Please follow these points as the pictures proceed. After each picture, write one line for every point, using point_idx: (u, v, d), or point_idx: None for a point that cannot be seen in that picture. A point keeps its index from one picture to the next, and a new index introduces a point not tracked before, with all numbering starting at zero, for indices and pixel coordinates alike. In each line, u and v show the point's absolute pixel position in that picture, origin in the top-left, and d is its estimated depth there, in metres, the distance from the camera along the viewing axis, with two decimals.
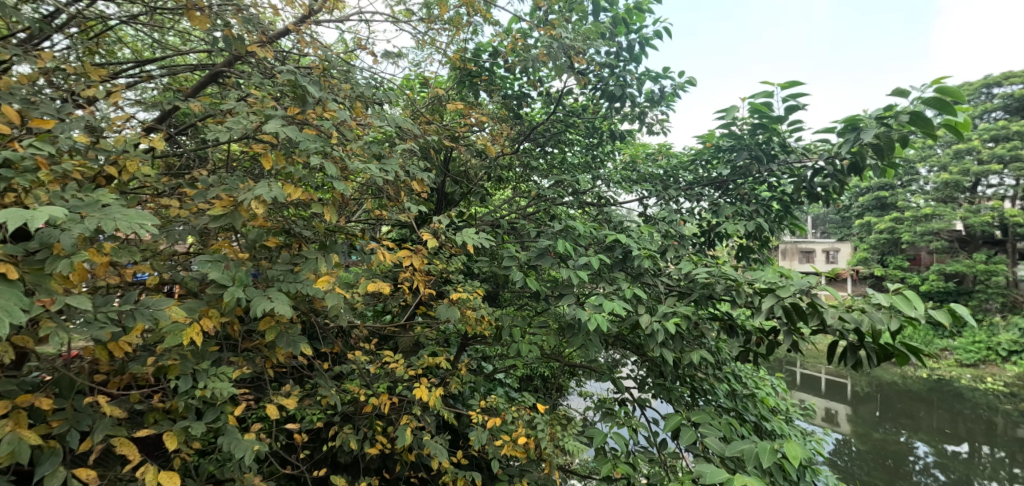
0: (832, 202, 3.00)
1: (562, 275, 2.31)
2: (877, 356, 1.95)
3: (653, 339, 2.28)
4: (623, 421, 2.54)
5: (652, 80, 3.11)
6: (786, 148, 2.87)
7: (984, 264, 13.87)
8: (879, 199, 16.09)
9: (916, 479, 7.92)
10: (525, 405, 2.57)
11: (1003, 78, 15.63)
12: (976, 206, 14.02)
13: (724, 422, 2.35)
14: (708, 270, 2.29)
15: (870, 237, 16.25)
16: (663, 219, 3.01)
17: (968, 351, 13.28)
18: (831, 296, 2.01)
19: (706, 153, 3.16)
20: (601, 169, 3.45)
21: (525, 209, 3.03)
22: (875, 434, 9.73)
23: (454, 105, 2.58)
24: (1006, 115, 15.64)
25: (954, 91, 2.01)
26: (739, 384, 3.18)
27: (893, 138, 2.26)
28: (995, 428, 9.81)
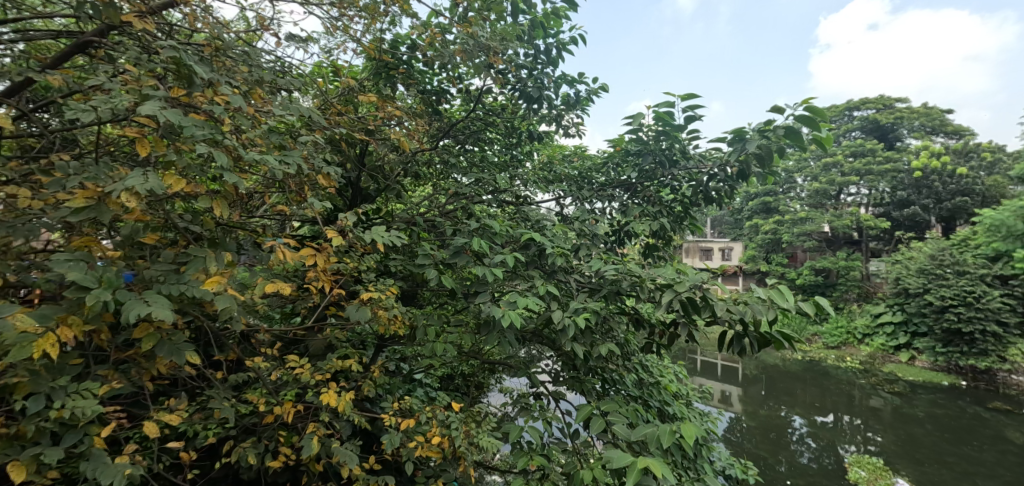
0: (725, 205, 3.30)
1: (478, 273, 2.30)
2: (758, 342, 2.17)
3: (566, 334, 2.36)
4: (538, 415, 2.60)
5: (568, 84, 3.21)
6: (686, 155, 3.10)
7: (845, 261, 16.05)
8: (764, 204, 18.03)
9: (794, 448, 9.00)
10: (441, 404, 2.54)
11: (861, 102, 18.19)
12: (840, 211, 16.18)
13: (631, 409, 2.49)
14: (616, 267, 2.41)
15: (757, 237, 18.13)
16: (578, 219, 3.12)
17: (832, 335, 15.29)
18: (721, 290, 2.20)
19: (617, 157, 3.33)
20: (519, 168, 3.50)
21: (444, 207, 2.99)
22: (761, 411, 10.89)
23: (367, 96, 2.44)
24: (863, 134, 18.22)
25: (820, 111, 2.30)
26: (645, 373, 3.39)
27: (772, 149, 2.53)
28: (853, 399, 11.40)
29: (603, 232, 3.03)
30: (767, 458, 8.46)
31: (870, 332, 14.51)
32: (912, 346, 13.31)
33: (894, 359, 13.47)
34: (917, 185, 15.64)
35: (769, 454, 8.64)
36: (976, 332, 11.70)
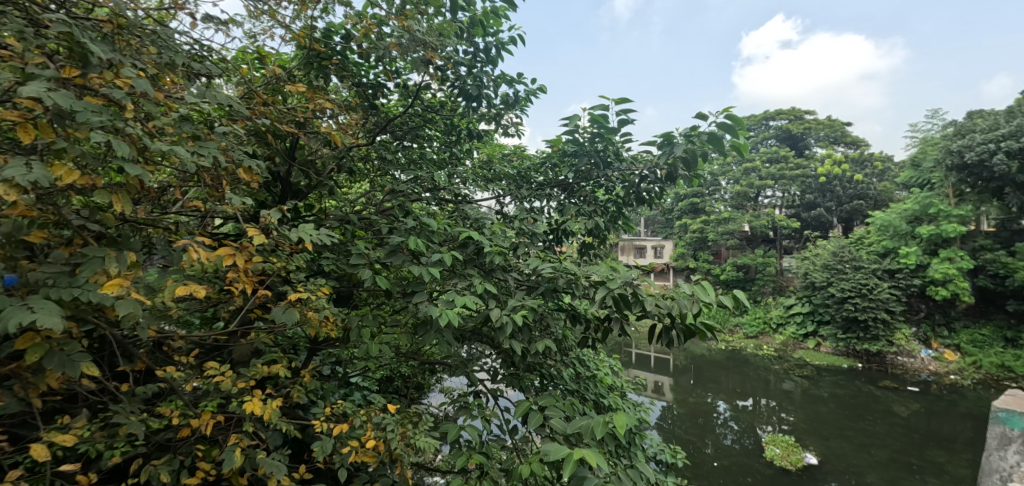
0: (656, 205, 3.45)
1: (414, 272, 2.24)
2: (683, 334, 2.29)
3: (503, 333, 2.38)
4: (476, 413, 2.60)
5: (507, 83, 3.22)
6: (619, 157, 3.22)
7: (762, 258, 17.36)
8: (692, 204, 19.09)
9: (718, 431, 9.63)
10: (376, 406, 2.46)
11: (776, 113, 19.77)
12: (757, 211, 17.50)
13: (568, 403, 2.54)
14: (552, 266, 2.44)
15: (685, 236, 19.17)
16: (516, 218, 3.13)
17: (751, 326, 16.49)
18: (650, 286, 2.30)
19: (555, 157, 3.38)
20: (458, 166, 3.48)
21: (380, 205, 2.89)
22: (690, 398, 11.55)
23: (296, 87, 2.30)
24: (777, 142, 19.82)
25: (738, 119, 2.46)
26: (582, 368, 3.48)
27: (696, 153, 2.68)
28: (769, 383, 12.39)
29: (542, 231, 3.07)
30: (695, 442, 9.00)
31: (783, 321, 15.80)
32: (818, 334, 14.65)
33: (803, 345, 14.78)
34: (822, 189, 17.24)
35: (696, 438, 9.21)
36: (870, 320, 13.09)
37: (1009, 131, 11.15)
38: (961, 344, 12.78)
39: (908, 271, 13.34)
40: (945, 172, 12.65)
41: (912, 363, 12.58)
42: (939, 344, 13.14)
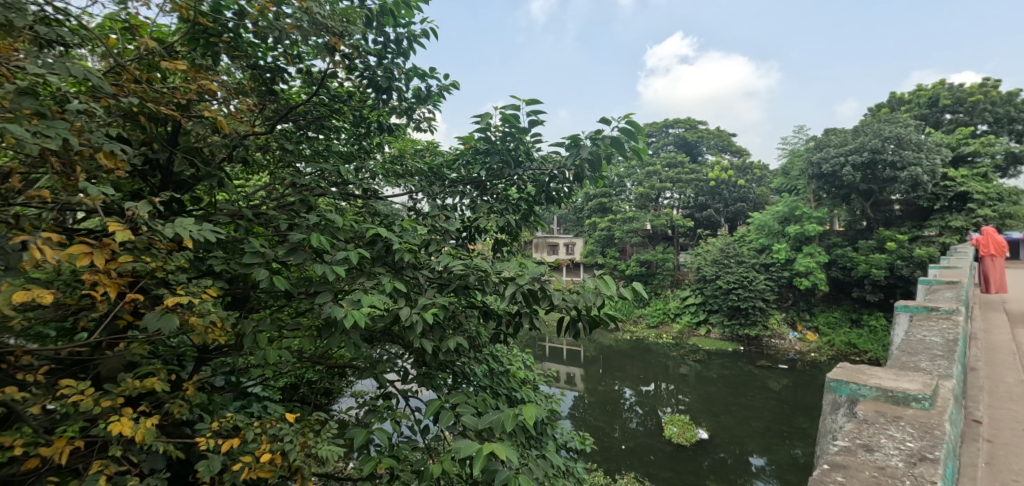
0: (565, 204, 3.57)
1: (317, 271, 2.11)
2: (588, 326, 2.40)
3: (412, 332, 2.33)
4: (386, 415, 2.52)
5: (419, 77, 3.14)
6: (530, 156, 3.27)
7: (662, 254, 18.75)
8: (600, 204, 20.09)
9: (625, 416, 10.30)
10: (273, 416, 2.29)
11: (674, 122, 21.46)
12: (658, 211, 18.86)
13: (479, 399, 2.55)
14: (463, 262, 2.42)
15: (594, 234, 20.17)
16: (429, 215, 3.08)
17: (652, 316, 17.77)
18: (557, 281, 2.38)
19: (466, 154, 3.36)
20: (368, 160, 3.34)
21: (280, 199, 2.69)
22: (599, 387, 12.20)
23: (174, 64, 2.03)
24: (675, 148, 21.53)
25: (638, 125, 2.63)
26: (495, 363, 3.51)
27: (601, 155, 2.82)
28: (668, 369, 13.47)
29: (455, 228, 3.05)
30: (604, 427, 9.55)
31: (680, 311, 17.17)
32: (708, 322, 16.13)
33: (696, 333, 16.21)
34: (712, 192, 19.00)
35: (605, 424, 9.77)
36: (750, 307, 14.72)
37: (855, 146, 13.09)
38: (819, 325, 14.84)
39: (780, 264, 15.18)
40: (808, 179, 14.56)
41: (783, 345, 14.33)
42: (803, 327, 15.09)
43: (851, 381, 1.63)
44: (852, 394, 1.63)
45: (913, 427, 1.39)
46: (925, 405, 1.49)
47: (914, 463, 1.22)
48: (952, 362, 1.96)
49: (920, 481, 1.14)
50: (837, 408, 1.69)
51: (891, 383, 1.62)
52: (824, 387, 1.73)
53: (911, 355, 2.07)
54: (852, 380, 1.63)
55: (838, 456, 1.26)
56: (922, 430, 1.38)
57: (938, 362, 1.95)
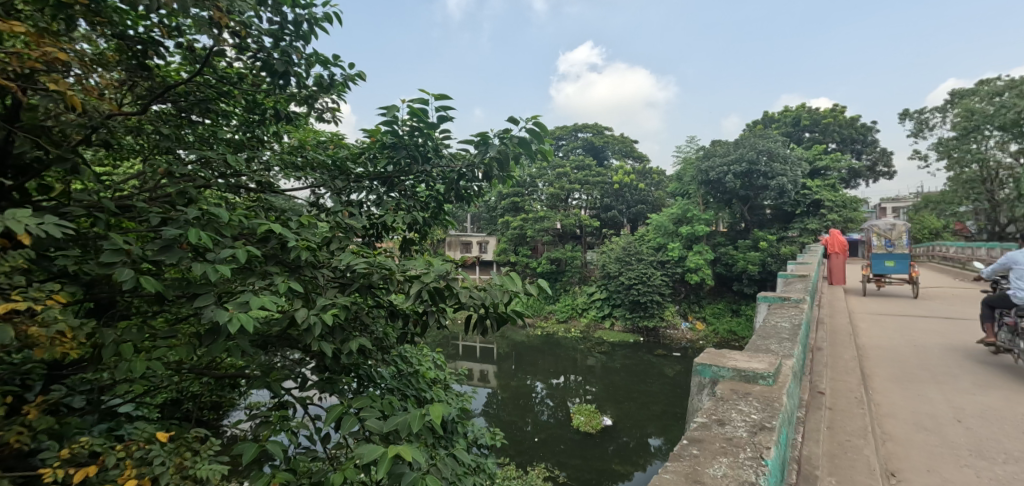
0: (475, 203, 3.57)
1: (196, 271, 1.90)
2: (496, 322, 2.43)
3: (309, 335, 2.21)
4: (280, 427, 2.35)
5: (321, 64, 2.97)
6: (439, 153, 3.23)
7: (570, 252, 19.54)
8: (513, 203, 20.48)
9: (536, 409, 10.64)
10: (142, 436, 2.03)
11: (582, 126, 22.49)
12: (567, 211, 19.62)
13: (385, 402, 2.48)
14: (365, 261, 2.34)
15: (507, 232, 20.52)
16: (331, 210, 2.92)
17: (562, 311, 18.49)
18: (463, 278, 2.39)
19: (372, 148, 3.22)
20: (262, 151, 3.09)
21: (156, 189, 2.39)
22: (511, 382, 12.46)
23: (13, 25, 1.71)
24: (584, 152, 22.58)
25: (544, 126, 2.73)
26: (403, 364, 3.42)
27: (508, 155, 2.89)
28: (576, 361, 14.14)
29: (361, 225, 2.91)
30: (516, 422, 9.78)
31: (587, 306, 17.98)
32: (612, 316, 17.12)
33: (601, 326, 17.16)
34: (616, 194, 20.06)
35: (517, 418, 10.01)
36: (648, 301, 15.94)
37: (736, 157, 14.66)
38: (706, 316, 16.44)
39: (674, 261, 16.51)
40: (698, 185, 16.00)
41: (677, 335, 15.68)
42: (694, 317, 16.63)
43: (712, 363, 1.81)
44: (714, 375, 1.82)
45: (756, 401, 1.55)
46: (768, 381, 1.68)
47: (756, 433, 1.32)
48: (794, 342, 2.26)
49: (757, 448, 1.23)
50: (701, 390, 1.86)
51: (745, 364, 1.81)
52: (692, 370, 1.90)
53: (766, 339, 2.35)
54: (714, 363, 1.82)
55: (696, 431, 1.35)
56: (765, 402, 1.54)
57: (784, 344, 2.24)
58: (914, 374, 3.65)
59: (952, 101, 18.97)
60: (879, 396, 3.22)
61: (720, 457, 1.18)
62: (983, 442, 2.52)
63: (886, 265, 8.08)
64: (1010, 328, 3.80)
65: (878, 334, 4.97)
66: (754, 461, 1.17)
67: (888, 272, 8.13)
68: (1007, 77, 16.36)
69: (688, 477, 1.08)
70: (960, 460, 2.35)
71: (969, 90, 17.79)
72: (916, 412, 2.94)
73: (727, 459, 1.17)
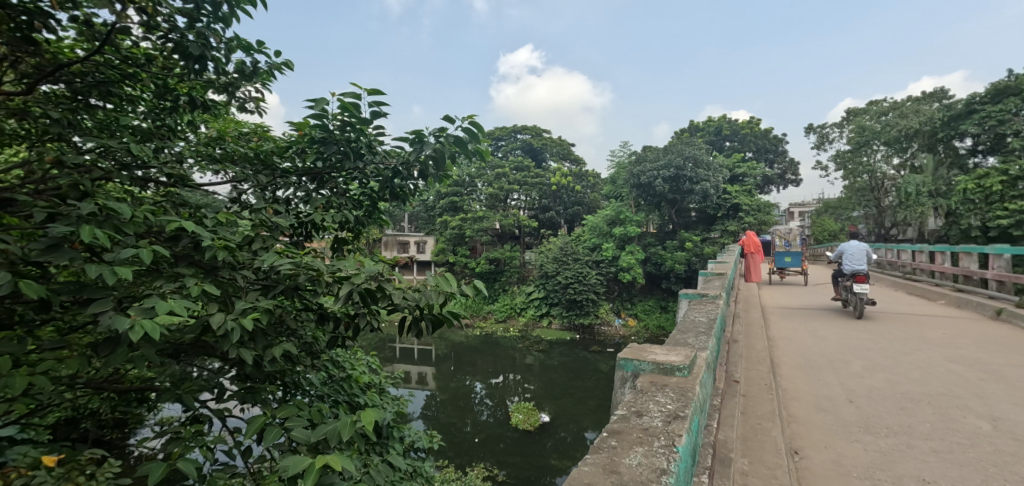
0: (411, 202, 3.48)
1: (90, 274, 1.71)
2: (432, 324, 2.39)
3: (226, 342, 2.06)
4: (194, 442, 2.18)
5: (244, 50, 2.79)
6: (372, 149, 3.11)
7: (509, 252, 19.69)
8: (452, 202, 20.35)
9: (475, 409, 10.62)
10: (24, 461, 1.80)
11: (522, 128, 22.72)
12: (506, 212, 19.73)
13: (312, 411, 2.36)
14: (291, 261, 2.22)
15: (446, 232, 20.31)
16: (253, 207, 2.73)
17: (501, 311, 18.61)
18: (395, 279, 2.33)
19: (300, 143, 3.03)
20: (174, 142, 2.83)
21: (45, 179, 2.12)
22: (451, 383, 12.34)
23: None
24: (522, 153, 22.81)
25: (480, 126, 2.74)
26: (334, 369, 3.28)
27: (444, 153, 2.86)
28: (515, 360, 14.28)
29: (289, 224, 2.73)
30: (455, 423, 9.71)
31: (525, 306, 18.19)
32: (549, 314, 17.45)
33: (539, 324, 17.42)
34: (554, 195, 20.33)
35: (456, 419, 9.94)
36: (584, 299, 16.47)
37: (665, 163, 15.46)
38: (637, 313, 17.21)
39: (608, 261, 17.13)
40: (630, 188, 16.68)
41: (611, 331, 16.31)
42: (626, 314, 17.36)
43: (634, 358, 1.88)
44: (635, 369, 1.87)
45: (672, 392, 1.59)
46: (684, 373, 1.76)
47: (671, 422, 1.31)
48: (709, 336, 2.40)
49: (671, 436, 1.22)
50: (624, 384, 1.90)
51: (664, 357, 1.89)
52: (616, 366, 1.96)
53: (684, 333, 2.47)
54: (636, 357, 1.88)
55: (616, 423, 1.32)
56: (681, 392, 1.59)
57: (700, 337, 2.36)
58: (816, 361, 4.01)
59: (848, 117, 21.13)
60: (787, 382, 3.51)
61: (637, 447, 1.15)
62: (869, 419, 2.82)
63: (786, 259, 10.20)
64: (844, 289, 6.12)
65: (788, 326, 5.41)
66: (667, 449, 1.14)
67: (787, 265, 10.16)
68: (891, 99, 18.53)
69: (606, 468, 1.04)
70: (852, 437, 2.61)
71: (861, 108, 19.94)
72: (816, 396, 3.24)
73: (643, 448, 1.14)
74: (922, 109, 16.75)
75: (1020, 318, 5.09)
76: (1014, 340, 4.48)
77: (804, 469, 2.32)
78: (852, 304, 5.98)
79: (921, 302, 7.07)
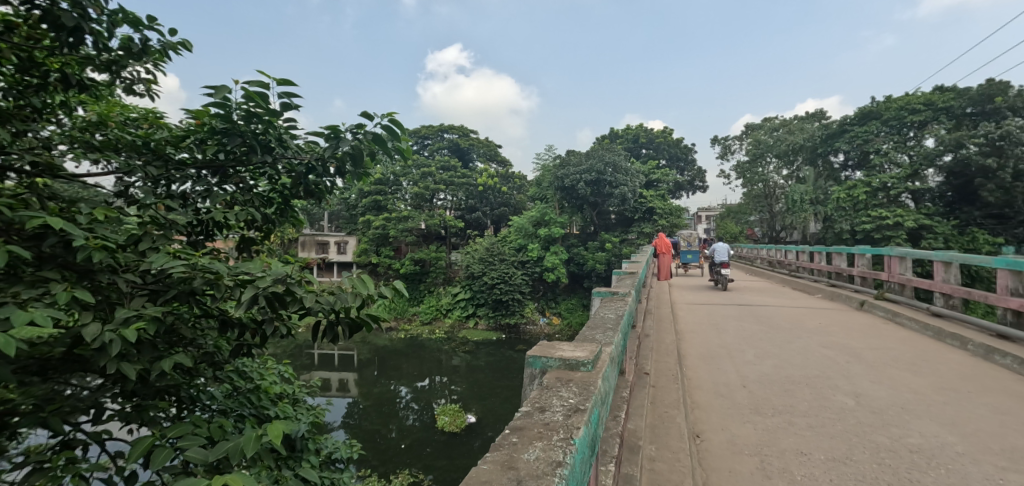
0: (328, 201, 3.30)
1: None
2: (349, 328, 2.30)
3: (103, 356, 1.82)
4: (64, 471, 1.90)
5: (131, 25, 2.50)
6: (284, 143, 2.89)
7: (435, 252, 19.40)
8: (375, 201, 19.71)
9: (401, 414, 10.36)
10: None
11: (448, 127, 22.48)
12: (432, 212, 19.39)
13: (212, 427, 2.16)
14: (184, 263, 2.02)
15: (369, 231, 19.62)
16: (141, 201, 2.44)
17: (426, 313, 18.31)
18: (307, 282, 2.20)
19: (199, 133, 2.73)
20: (41, 126, 2.47)
21: None
22: (374, 389, 11.91)
23: None
24: (449, 152, 22.56)
25: (400, 125, 2.68)
26: (239, 380, 3.03)
27: (363, 151, 2.76)
28: (441, 362, 14.12)
29: (187, 221, 2.47)
30: (379, 430, 9.38)
31: (451, 307, 18.06)
32: (476, 315, 17.45)
33: (466, 325, 17.35)
34: (481, 196, 20.33)
35: (380, 426, 9.62)
36: (510, 299, 16.69)
37: (587, 167, 16.11)
38: (561, 311, 17.75)
39: (533, 261, 17.49)
40: (555, 191, 17.12)
41: (536, 330, 16.68)
42: (550, 313, 17.84)
43: (542, 355, 1.83)
44: (543, 366, 1.83)
45: (576, 387, 1.56)
46: (587, 368, 1.73)
47: (570, 415, 1.30)
48: (616, 331, 2.52)
49: (570, 429, 1.20)
50: (532, 381, 1.85)
51: (571, 354, 1.86)
52: (525, 364, 1.90)
53: (594, 330, 2.56)
54: (543, 354, 1.83)
55: (518, 420, 1.30)
56: (583, 387, 1.57)
57: (607, 333, 2.47)
58: (717, 352, 4.36)
59: (746, 131, 23.25)
60: (692, 373, 3.77)
61: (535, 442, 1.14)
62: (759, 402, 3.11)
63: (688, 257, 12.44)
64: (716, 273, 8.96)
65: (694, 320, 5.81)
66: (566, 442, 1.14)
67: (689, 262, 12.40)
68: (782, 116, 20.66)
69: (504, 465, 1.04)
70: (746, 419, 2.86)
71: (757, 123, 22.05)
72: (716, 383, 3.52)
73: (542, 443, 1.14)
74: (806, 127, 18.88)
75: (878, 307, 5.90)
76: (873, 327, 5.19)
77: (703, 450, 2.51)
78: (721, 283, 8.92)
79: (803, 296, 7.93)
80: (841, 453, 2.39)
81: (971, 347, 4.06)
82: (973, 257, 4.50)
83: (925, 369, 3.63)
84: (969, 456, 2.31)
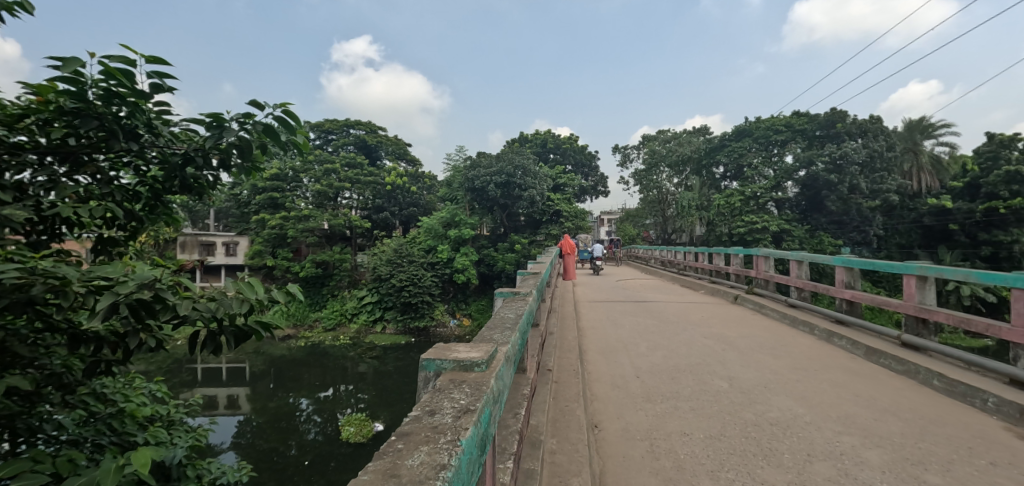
0: (209, 198, 2.97)
1: None
2: (234, 338, 2.08)
3: None
4: None
5: None
6: (154, 129, 2.54)
7: (338, 254, 18.36)
8: (271, 199, 18.27)
9: (302, 428, 9.69)
10: None
11: (354, 123, 21.47)
12: (336, 211, 18.23)
13: (61, 462, 1.84)
14: (20, 269, 1.70)
15: (263, 232, 18.13)
16: None
17: (329, 318, 17.34)
18: (182, 287, 1.96)
19: (42, 112, 2.28)
20: None
21: None
22: (270, 403, 11.01)
23: None
24: (355, 149, 21.49)
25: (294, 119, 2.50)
26: (95, 402, 2.61)
27: (252, 144, 2.53)
28: (346, 370, 13.47)
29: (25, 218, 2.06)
30: (276, 448, 8.67)
31: (357, 311, 17.29)
32: (383, 319, 16.86)
33: (372, 330, 16.69)
34: (388, 195, 19.69)
35: (277, 443, 8.90)
36: (419, 302, 16.40)
37: (497, 170, 16.32)
38: (472, 312, 17.86)
39: (443, 262, 17.33)
40: (466, 192, 17.13)
41: (446, 332, 16.53)
42: (460, 315, 17.84)
43: (436, 358, 1.81)
44: (437, 368, 1.81)
45: (468, 388, 1.56)
46: (482, 367, 1.74)
47: (460, 416, 1.29)
48: (514, 330, 2.57)
49: (458, 431, 1.20)
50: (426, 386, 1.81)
51: (465, 355, 1.85)
52: (419, 367, 1.85)
53: (492, 330, 2.60)
54: (437, 357, 1.81)
55: (407, 424, 1.27)
56: (474, 387, 1.58)
57: (506, 332, 2.51)
58: (613, 346, 4.62)
59: (643, 142, 25.07)
60: (592, 368, 3.95)
61: (422, 447, 1.13)
62: (648, 391, 3.35)
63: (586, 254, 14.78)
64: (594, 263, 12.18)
65: (594, 317, 6.12)
66: (452, 444, 1.13)
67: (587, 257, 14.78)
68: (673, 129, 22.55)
69: (386, 473, 1.01)
70: (640, 408, 3.06)
71: (653, 135, 23.81)
72: (613, 376, 3.72)
73: (428, 446, 1.13)
74: (693, 140, 20.82)
75: (748, 301, 6.66)
76: (743, 318, 5.83)
77: (600, 440, 2.64)
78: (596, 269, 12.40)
79: (689, 291, 8.72)
80: (716, 431, 2.65)
81: (817, 331, 4.73)
82: (820, 256, 5.23)
83: (783, 353, 4.16)
84: (814, 424, 2.69)
